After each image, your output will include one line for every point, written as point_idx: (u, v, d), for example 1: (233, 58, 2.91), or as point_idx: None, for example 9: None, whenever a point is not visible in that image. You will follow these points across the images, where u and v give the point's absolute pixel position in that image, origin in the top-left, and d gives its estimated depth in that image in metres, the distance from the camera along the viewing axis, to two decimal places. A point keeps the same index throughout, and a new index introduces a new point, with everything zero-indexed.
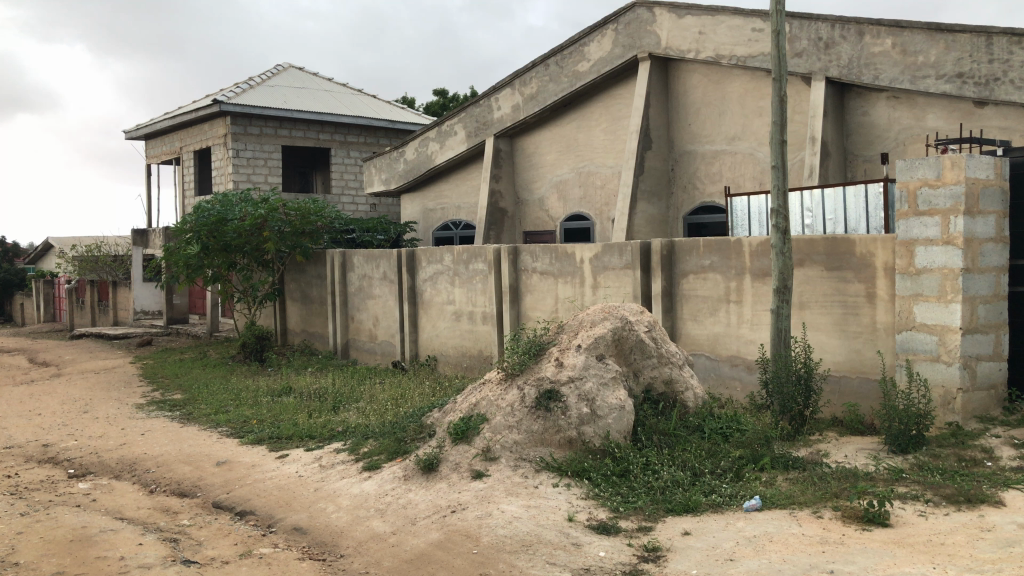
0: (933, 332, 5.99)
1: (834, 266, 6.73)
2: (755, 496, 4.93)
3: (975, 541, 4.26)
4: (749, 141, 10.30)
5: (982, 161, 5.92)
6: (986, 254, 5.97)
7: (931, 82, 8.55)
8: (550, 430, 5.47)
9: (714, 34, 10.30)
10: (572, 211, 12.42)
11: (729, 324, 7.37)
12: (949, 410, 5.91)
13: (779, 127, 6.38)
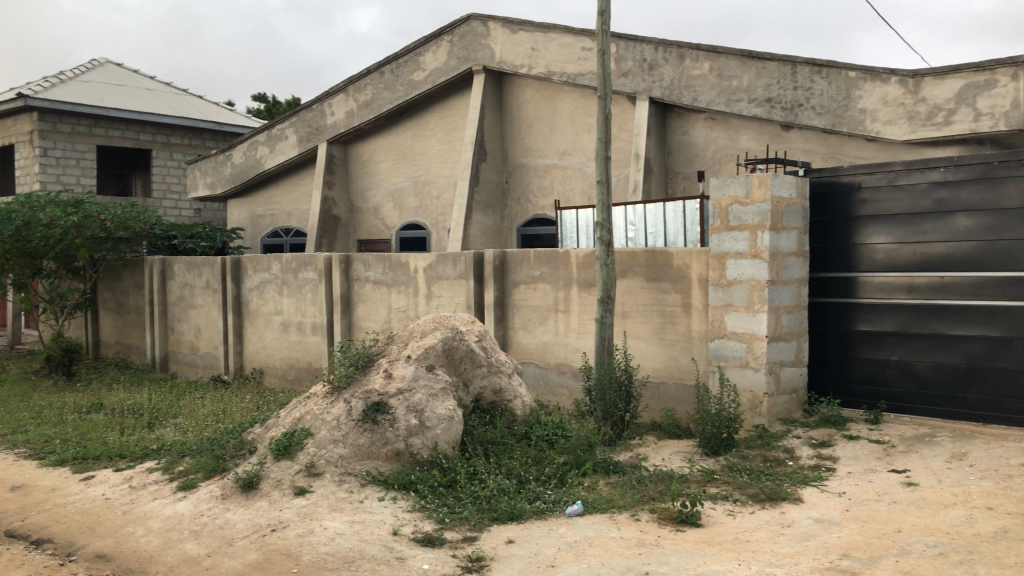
0: (742, 340, 6.36)
1: (654, 277, 7.04)
2: (577, 501, 5.06)
3: (776, 537, 4.55)
4: (579, 156, 10.60)
5: (785, 181, 6.36)
6: (789, 267, 6.41)
7: (744, 106, 9.15)
8: (377, 443, 5.39)
9: (546, 50, 10.57)
10: (407, 220, 12.36)
11: (557, 333, 7.54)
12: (756, 413, 6.28)
13: (604, 144, 6.60)
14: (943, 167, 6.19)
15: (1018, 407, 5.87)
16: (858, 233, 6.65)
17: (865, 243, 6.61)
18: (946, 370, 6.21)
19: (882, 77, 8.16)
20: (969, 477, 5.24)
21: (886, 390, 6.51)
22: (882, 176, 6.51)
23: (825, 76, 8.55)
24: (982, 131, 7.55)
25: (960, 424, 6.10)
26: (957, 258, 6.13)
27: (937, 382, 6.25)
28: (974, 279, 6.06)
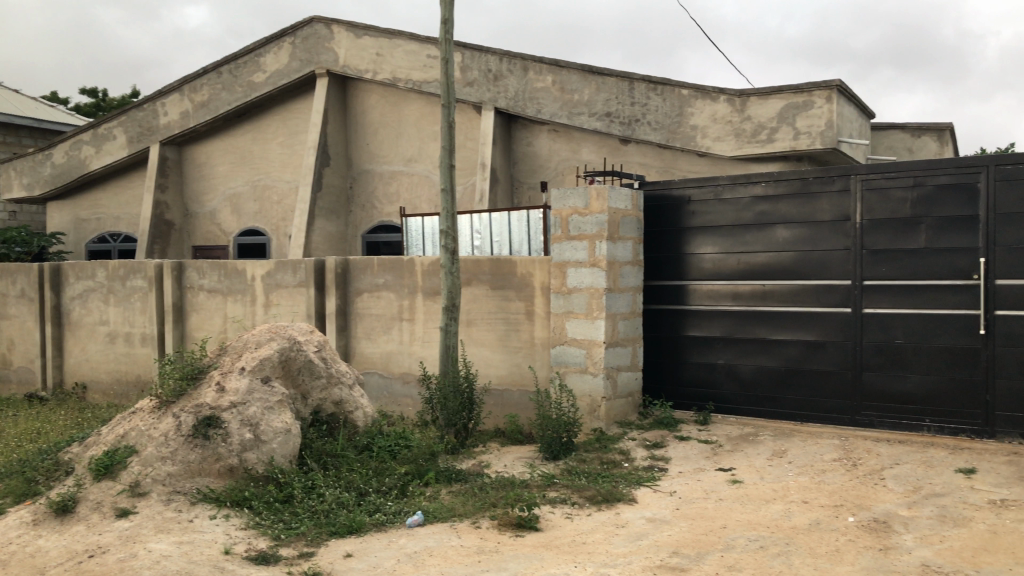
0: (581, 346, 6.53)
1: (498, 285, 7.11)
2: (418, 511, 5.03)
3: (611, 537, 4.68)
4: (425, 163, 10.58)
5: (621, 194, 6.60)
6: (625, 276, 6.66)
7: (585, 119, 9.43)
8: (209, 459, 5.17)
9: (391, 57, 10.50)
10: (247, 226, 11.94)
11: (401, 342, 7.48)
12: (595, 417, 6.46)
13: (448, 152, 6.60)
14: (764, 182, 6.59)
15: (831, 406, 6.31)
16: (689, 243, 6.98)
17: (695, 252, 6.94)
18: (768, 373, 6.60)
19: (712, 96, 8.66)
20: (788, 473, 5.59)
21: (714, 392, 6.85)
22: (709, 190, 6.85)
23: (660, 93, 8.95)
24: (800, 148, 8.15)
25: (780, 423, 6.50)
26: (777, 268, 6.55)
27: (760, 384, 6.63)
28: (793, 287, 6.48)
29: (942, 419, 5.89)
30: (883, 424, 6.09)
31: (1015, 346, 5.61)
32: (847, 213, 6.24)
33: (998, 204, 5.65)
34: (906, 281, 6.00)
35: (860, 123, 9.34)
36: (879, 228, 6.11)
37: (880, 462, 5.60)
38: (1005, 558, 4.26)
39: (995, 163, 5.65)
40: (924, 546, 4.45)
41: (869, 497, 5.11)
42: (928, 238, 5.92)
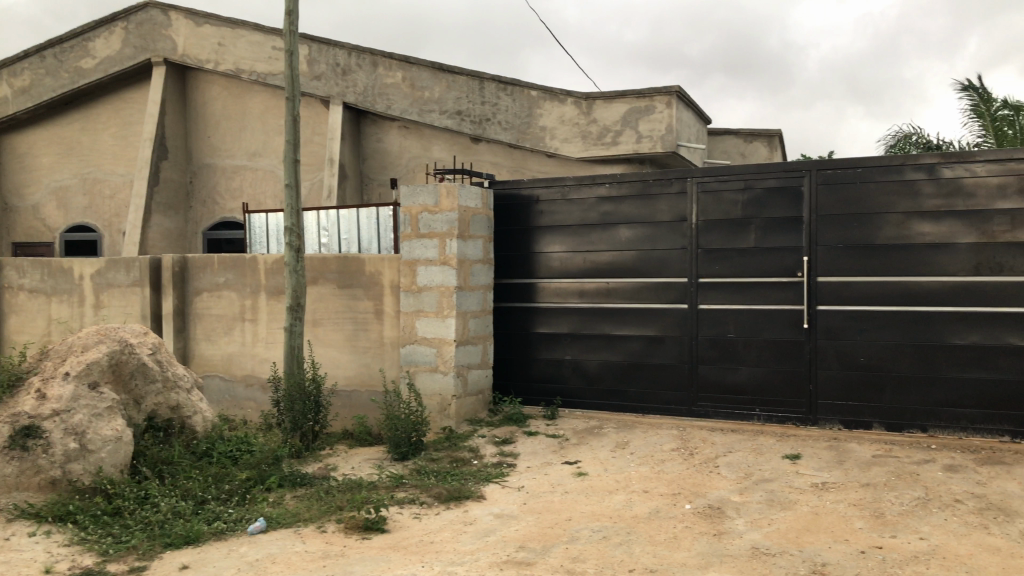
0: (431, 345, 6.50)
1: (345, 284, 6.98)
2: (260, 518, 4.86)
3: (459, 535, 4.69)
4: (270, 158, 10.26)
5: (471, 192, 6.63)
6: (475, 274, 6.69)
7: (436, 116, 9.43)
8: (28, 472, 4.81)
9: (234, 47, 10.14)
10: (75, 222, 11.19)
11: (243, 344, 7.22)
12: (445, 416, 6.46)
13: (293, 147, 6.42)
14: (608, 184, 6.79)
15: (670, 398, 6.58)
16: (536, 242, 7.09)
17: (543, 251, 7.07)
18: (612, 367, 6.80)
19: (560, 98, 8.93)
20: (630, 464, 5.78)
21: (561, 387, 6.99)
22: (556, 190, 6.99)
23: (510, 94, 9.10)
24: (642, 152, 8.57)
25: (623, 416, 6.71)
26: (620, 266, 6.76)
27: (604, 378, 6.82)
28: (634, 285, 6.70)
29: (771, 407, 6.25)
30: (718, 414, 6.40)
31: (835, 338, 6.05)
32: (684, 214, 6.52)
33: (819, 207, 6.07)
34: (739, 278, 6.33)
35: (697, 128, 9.77)
36: (714, 228, 6.42)
37: (715, 451, 5.89)
38: (825, 537, 4.57)
39: (816, 168, 6.08)
40: (754, 529, 4.71)
41: (705, 485, 5.36)
42: (758, 238, 6.28)
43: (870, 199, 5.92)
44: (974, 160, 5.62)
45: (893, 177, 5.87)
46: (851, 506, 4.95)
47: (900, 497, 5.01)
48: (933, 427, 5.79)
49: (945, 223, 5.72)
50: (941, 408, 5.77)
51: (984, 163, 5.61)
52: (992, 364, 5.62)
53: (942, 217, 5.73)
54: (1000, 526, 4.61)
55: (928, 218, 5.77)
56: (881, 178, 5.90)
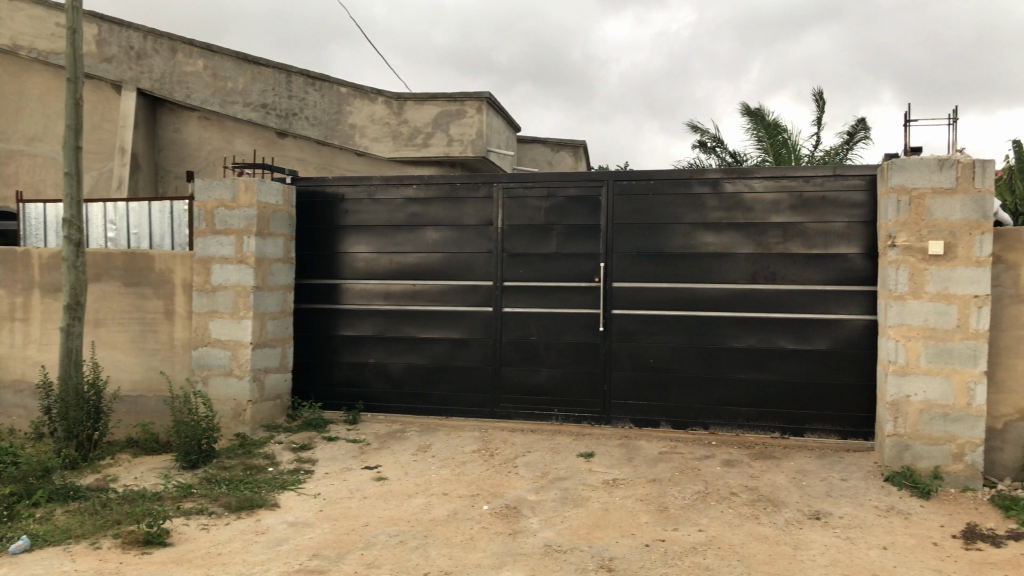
0: (226, 347, 6.22)
1: (132, 282, 6.51)
2: (25, 536, 4.45)
3: (248, 546, 4.49)
4: (51, 144, 9.46)
5: (271, 188, 6.42)
6: (274, 274, 6.49)
7: (238, 109, 9.11)
8: None
9: (11, 21, 9.42)
10: None
11: (11, 346, 6.59)
12: (239, 422, 6.20)
13: (74, 132, 5.92)
14: (415, 185, 6.77)
15: (472, 400, 6.64)
16: (340, 242, 6.94)
17: (347, 251, 6.93)
18: (415, 370, 6.77)
19: (370, 97, 9.03)
20: (430, 467, 5.77)
21: (363, 391, 6.88)
22: (362, 189, 6.88)
23: (318, 90, 9.08)
24: (453, 155, 8.89)
25: (426, 419, 6.70)
26: (425, 268, 6.75)
27: (407, 382, 6.79)
28: (439, 287, 6.72)
29: (568, 408, 6.45)
30: (518, 415, 6.53)
31: (628, 341, 6.33)
32: (489, 218, 6.61)
33: (616, 216, 6.34)
34: (540, 282, 6.49)
35: (507, 135, 10.01)
36: (517, 233, 6.55)
37: (514, 451, 6.00)
38: (614, 532, 4.76)
39: (613, 179, 6.34)
40: (547, 527, 4.83)
41: (502, 485, 5.45)
42: (558, 244, 6.46)
43: (662, 210, 6.26)
44: (752, 176, 6.07)
45: (682, 190, 6.23)
46: (639, 501, 5.19)
47: (683, 491, 5.31)
48: (714, 424, 6.19)
49: (726, 235, 6.15)
50: (720, 406, 6.18)
51: (761, 180, 6.08)
52: (765, 365, 6.09)
53: (724, 228, 6.15)
54: (769, 516, 4.99)
55: (712, 229, 6.17)
56: (672, 190, 6.25)
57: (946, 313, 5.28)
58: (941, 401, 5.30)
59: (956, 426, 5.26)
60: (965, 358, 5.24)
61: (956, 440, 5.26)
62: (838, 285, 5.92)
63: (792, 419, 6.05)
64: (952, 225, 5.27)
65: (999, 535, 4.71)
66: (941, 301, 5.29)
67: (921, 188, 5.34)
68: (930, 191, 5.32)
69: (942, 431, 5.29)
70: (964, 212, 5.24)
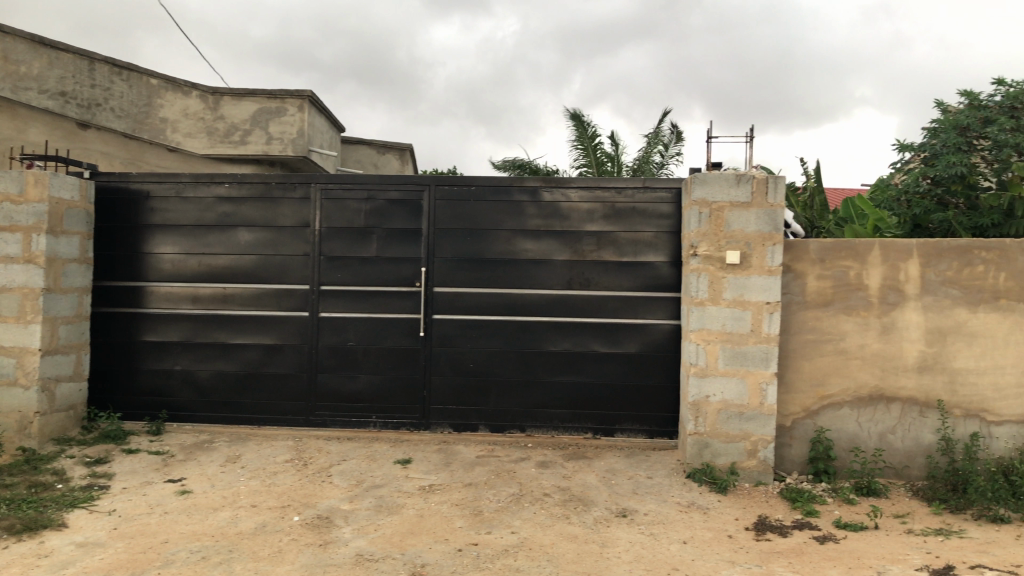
0: (10, 355, 5.71)
1: None
2: None
3: (28, 571, 4.12)
4: None
5: (66, 183, 5.98)
6: (68, 275, 6.05)
7: (31, 96, 8.03)
8: None
9: None
10: None
11: None
12: (25, 436, 5.69)
13: None
14: (227, 184, 6.50)
15: (286, 408, 6.43)
16: (144, 242, 6.55)
17: (153, 252, 6.55)
18: (225, 378, 6.49)
19: (184, 91, 8.95)
20: (239, 478, 5.53)
21: (167, 400, 6.51)
22: (169, 186, 6.52)
23: (125, 80, 8.66)
24: (273, 152, 9.06)
25: (237, 428, 6.44)
26: (238, 271, 6.49)
27: (217, 389, 6.49)
28: (252, 291, 6.47)
29: (386, 414, 6.38)
30: (335, 422, 6.39)
31: (448, 346, 6.34)
32: (306, 220, 6.43)
33: (436, 220, 6.33)
34: (358, 286, 6.39)
35: (330, 135, 10.02)
36: (336, 236, 6.41)
37: (329, 460, 5.86)
38: (427, 538, 4.74)
39: (434, 183, 6.33)
40: (360, 536, 4.74)
41: (315, 495, 5.30)
42: (378, 247, 6.38)
43: (482, 216, 6.32)
44: (568, 185, 6.25)
45: (502, 197, 6.31)
46: (453, 506, 5.20)
47: (497, 494, 5.37)
48: (531, 427, 6.31)
49: (544, 242, 6.28)
50: (536, 409, 6.30)
51: (577, 190, 6.27)
52: (580, 368, 6.27)
53: (542, 235, 6.28)
54: (579, 515, 5.13)
55: (530, 236, 6.29)
56: (492, 196, 6.32)
57: (742, 318, 5.62)
58: (736, 401, 5.63)
59: (750, 424, 5.61)
60: (758, 360, 5.60)
61: (750, 437, 5.62)
62: (647, 292, 6.21)
63: (604, 420, 6.27)
64: (747, 236, 5.61)
65: (785, 526, 5.06)
66: (738, 307, 5.62)
67: (720, 201, 5.67)
68: (728, 205, 5.65)
69: (738, 429, 5.63)
70: (758, 225, 5.60)
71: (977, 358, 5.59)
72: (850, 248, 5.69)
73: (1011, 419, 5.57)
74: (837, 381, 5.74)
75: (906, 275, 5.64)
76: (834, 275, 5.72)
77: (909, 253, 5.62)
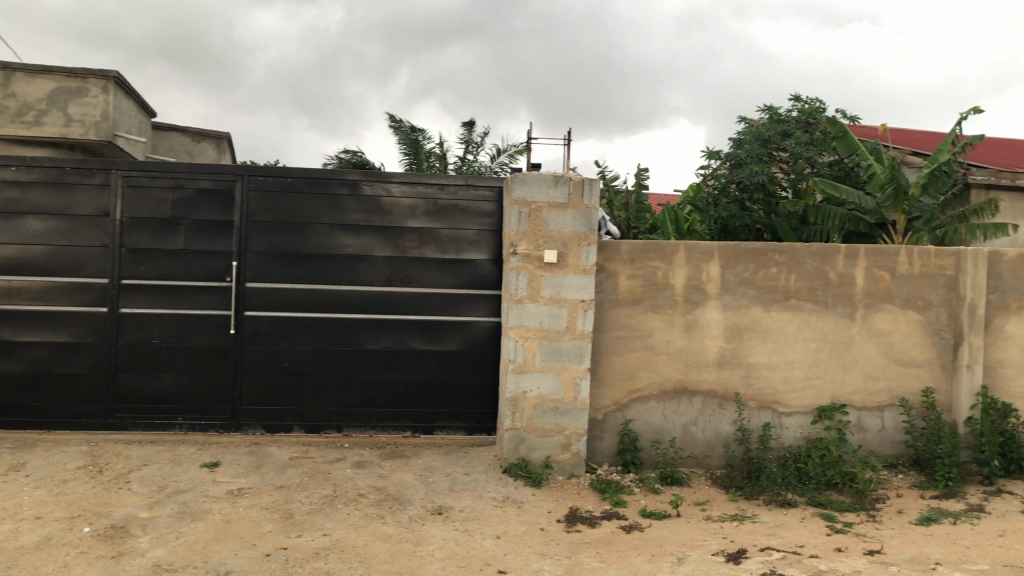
0: None
1: None
2: None
3: None
4: None
5: None
6: None
7: None
8: None
9: None
10: None
11: None
12: None
13: None
14: (14, 167, 5.95)
15: (81, 411, 5.98)
16: None
17: None
18: (10, 379, 5.95)
19: None
20: (23, 488, 5.07)
21: None
22: None
23: None
24: (72, 136, 8.09)
25: (23, 434, 5.93)
26: (25, 262, 5.95)
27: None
28: (42, 284, 5.96)
29: (193, 416, 6.06)
30: (136, 425, 6.01)
31: (260, 344, 6.10)
32: (105, 209, 6.00)
33: (250, 212, 6.08)
34: (163, 281, 6.03)
35: (138, 119, 9.38)
36: (138, 226, 6.02)
37: (128, 465, 5.50)
38: (232, 544, 4.52)
39: (249, 174, 6.07)
40: (158, 545, 4.46)
41: (110, 503, 4.94)
42: (186, 239, 6.05)
43: (299, 209, 6.12)
44: (390, 180, 6.15)
45: (320, 190, 6.14)
46: (262, 510, 5.00)
47: (310, 496, 5.22)
48: (347, 426, 6.19)
49: (363, 237, 6.17)
50: (353, 408, 6.18)
51: (398, 185, 6.18)
52: (399, 366, 6.20)
53: (361, 231, 6.17)
54: (394, 514, 5.07)
55: (349, 231, 6.16)
56: (310, 189, 6.13)
57: (558, 315, 5.74)
58: (552, 396, 5.75)
59: (564, 419, 5.76)
60: (573, 356, 5.74)
61: (564, 432, 5.76)
62: (467, 290, 6.24)
63: (422, 418, 6.24)
64: (564, 236, 5.74)
65: (595, 516, 5.22)
66: (554, 304, 5.74)
67: (539, 201, 5.75)
68: (546, 205, 5.75)
69: (552, 424, 5.75)
70: (574, 225, 5.75)
71: (770, 354, 6.00)
72: (658, 249, 5.94)
73: (799, 409, 6.02)
74: (646, 376, 5.98)
75: (708, 275, 5.97)
76: (644, 275, 5.96)
77: (712, 255, 5.95)
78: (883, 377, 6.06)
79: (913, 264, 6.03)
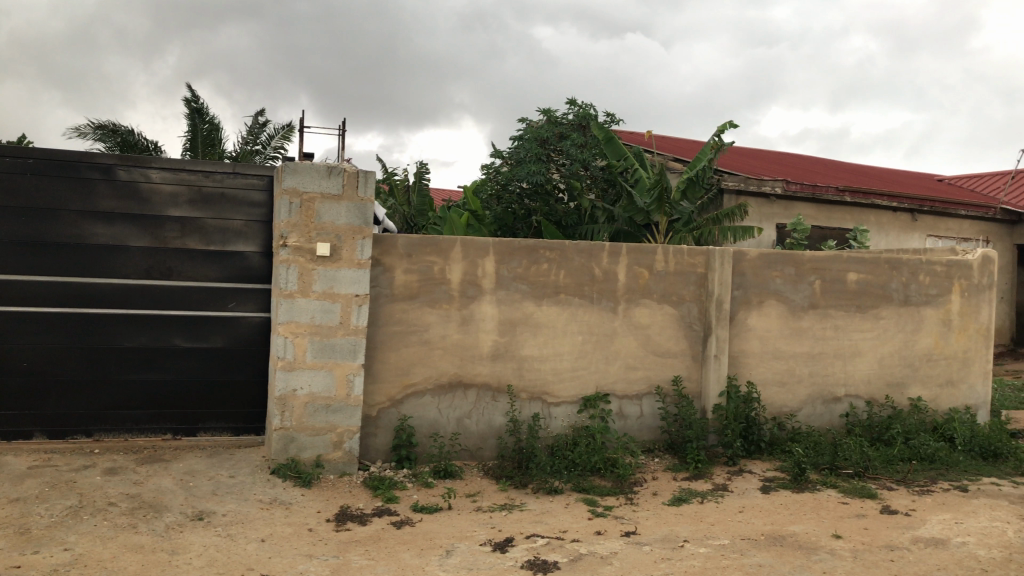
0: None
1: None
2: None
3: None
4: None
5: None
6: None
7: None
8: None
9: None
10: None
11: None
12: None
13: None
14: None
15: None
16: None
17: None
18: None
19: None
20: None
21: None
22: None
23: None
24: None
25: None
26: None
27: None
28: None
29: None
30: None
31: None
32: None
33: None
34: None
35: None
36: None
37: None
38: None
39: None
40: None
41: None
42: None
43: (42, 194, 5.57)
44: (149, 165, 5.76)
45: (67, 173, 5.61)
46: None
47: (51, 508, 4.76)
48: (99, 431, 5.73)
49: (117, 226, 5.71)
50: (106, 411, 5.73)
51: (159, 170, 5.80)
52: (157, 365, 5.80)
53: (115, 219, 5.71)
54: (148, 523, 4.73)
55: (101, 219, 5.68)
56: (55, 172, 5.59)
57: (331, 310, 5.60)
58: (323, 393, 5.61)
59: (336, 416, 5.64)
60: (346, 352, 5.63)
61: (336, 429, 5.64)
62: (235, 283, 5.96)
63: (184, 419, 5.90)
64: (337, 228, 5.61)
65: (365, 514, 5.15)
66: (326, 299, 5.59)
67: (311, 192, 5.56)
68: (319, 196, 5.57)
69: (323, 421, 5.61)
70: (348, 218, 5.63)
71: (540, 347, 6.19)
72: (434, 244, 5.95)
73: (566, 400, 6.26)
74: (421, 370, 5.98)
75: (484, 271, 6.06)
76: (420, 269, 5.94)
77: (486, 251, 6.05)
78: (642, 367, 6.44)
79: (669, 262, 6.46)
